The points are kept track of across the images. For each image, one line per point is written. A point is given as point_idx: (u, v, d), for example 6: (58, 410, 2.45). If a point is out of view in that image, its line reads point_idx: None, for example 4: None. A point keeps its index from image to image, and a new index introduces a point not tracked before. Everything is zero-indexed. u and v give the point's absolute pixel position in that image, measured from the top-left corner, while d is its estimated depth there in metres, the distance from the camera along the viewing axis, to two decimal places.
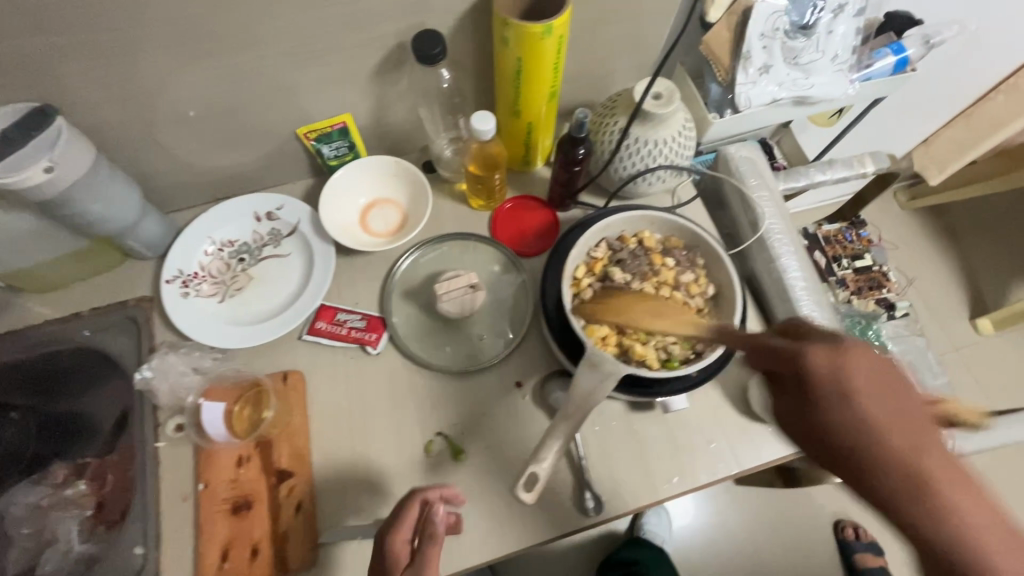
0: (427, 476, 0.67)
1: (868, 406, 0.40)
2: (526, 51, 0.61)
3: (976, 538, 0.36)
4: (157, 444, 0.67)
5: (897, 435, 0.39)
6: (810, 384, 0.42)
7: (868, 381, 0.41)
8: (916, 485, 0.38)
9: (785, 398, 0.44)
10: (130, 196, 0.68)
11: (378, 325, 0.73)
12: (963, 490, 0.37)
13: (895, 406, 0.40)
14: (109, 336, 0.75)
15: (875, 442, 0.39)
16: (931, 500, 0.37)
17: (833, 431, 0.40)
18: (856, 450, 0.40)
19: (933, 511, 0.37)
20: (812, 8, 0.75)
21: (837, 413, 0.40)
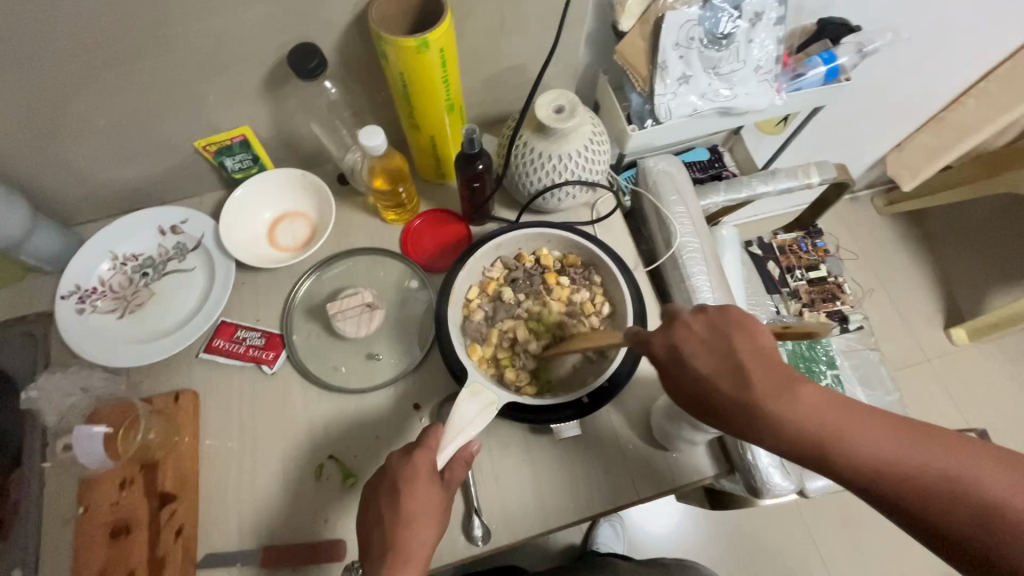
0: (314, 501, 0.65)
1: (734, 356, 0.42)
2: (407, 65, 0.59)
3: (854, 439, 0.40)
4: (44, 463, 0.66)
5: (760, 379, 0.42)
6: (683, 352, 0.44)
7: (727, 338, 0.43)
8: (792, 411, 0.41)
9: (670, 377, 0.45)
10: (16, 211, 0.67)
11: (277, 343, 0.72)
12: (824, 406, 0.41)
13: (754, 348, 0.42)
14: (6, 352, 0.73)
15: (750, 391, 0.42)
16: (807, 420, 0.41)
17: (713, 392, 0.42)
18: (739, 403, 0.42)
19: (814, 426, 0.41)
20: (728, 17, 0.72)
21: (709, 372, 0.43)
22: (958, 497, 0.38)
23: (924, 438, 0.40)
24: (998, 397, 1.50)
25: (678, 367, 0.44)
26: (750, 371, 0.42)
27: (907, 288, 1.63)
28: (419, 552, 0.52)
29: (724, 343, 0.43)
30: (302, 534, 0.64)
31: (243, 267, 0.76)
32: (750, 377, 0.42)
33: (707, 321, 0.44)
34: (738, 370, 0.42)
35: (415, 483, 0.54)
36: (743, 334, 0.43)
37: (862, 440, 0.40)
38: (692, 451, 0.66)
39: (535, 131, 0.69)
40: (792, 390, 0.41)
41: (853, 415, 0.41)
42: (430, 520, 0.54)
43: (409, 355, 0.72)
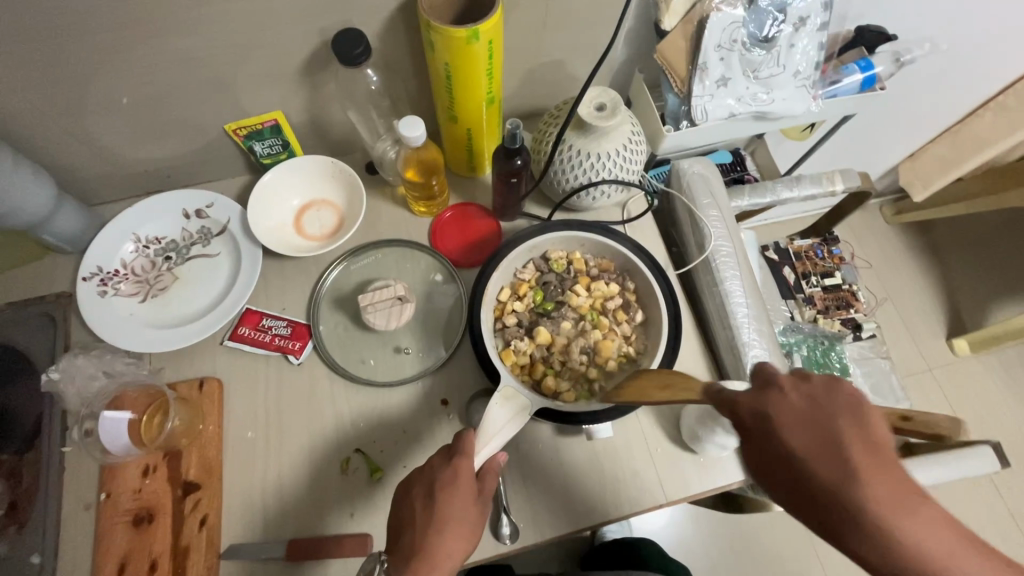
0: (340, 495, 0.64)
1: (846, 444, 0.35)
2: (453, 55, 0.58)
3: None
4: (64, 448, 0.65)
5: (878, 485, 0.34)
6: (775, 423, 0.37)
7: (833, 416, 0.36)
8: (915, 542, 0.33)
9: (747, 444, 0.38)
10: (40, 189, 0.65)
11: (303, 333, 0.71)
12: (949, 541, 0.33)
13: (871, 444, 0.35)
14: (24, 333, 0.72)
15: (866, 497, 0.33)
16: (927, 552, 0.33)
17: (814, 482, 0.35)
18: (848, 510, 0.34)
19: (936, 564, 0.33)
20: (772, 20, 0.71)
21: (808, 454, 0.35)
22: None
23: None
24: (997, 408, 1.52)
25: (765, 437, 0.37)
26: (869, 474, 0.34)
27: (913, 298, 1.64)
28: (446, 562, 0.52)
29: (830, 422, 0.36)
30: (327, 527, 0.63)
31: (269, 254, 0.75)
32: (865, 478, 0.34)
33: (810, 388, 0.38)
34: (853, 468, 0.34)
35: (452, 490, 0.54)
36: (854, 419, 0.36)
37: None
38: (720, 455, 0.66)
39: (574, 129, 0.68)
40: (916, 507, 0.34)
41: (981, 561, 0.33)
42: (462, 531, 0.54)
43: (437, 351, 0.71)
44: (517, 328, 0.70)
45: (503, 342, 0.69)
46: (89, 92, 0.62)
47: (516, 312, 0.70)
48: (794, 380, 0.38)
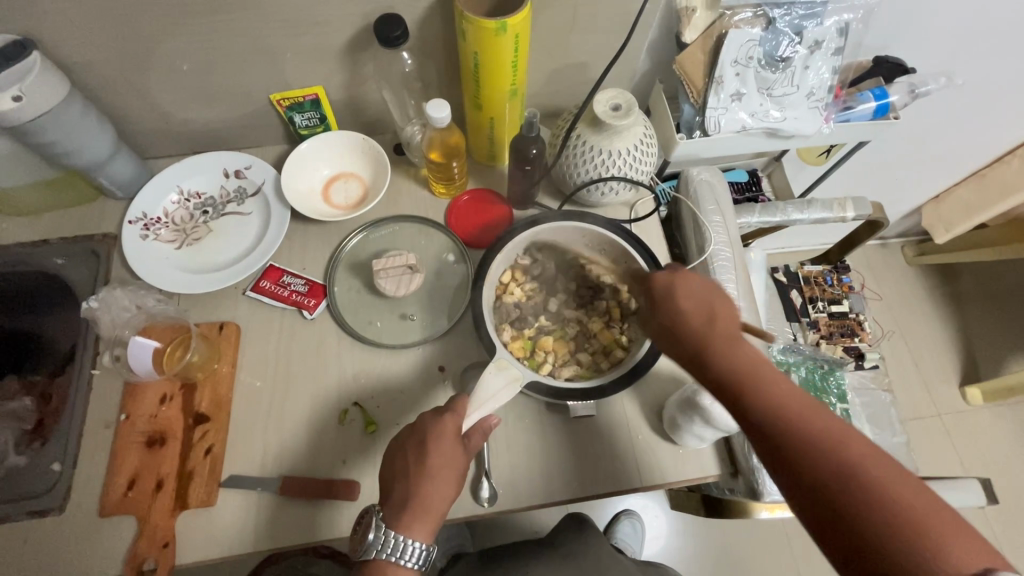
0: (334, 442, 0.69)
1: (706, 306, 0.51)
2: (481, 45, 0.63)
3: (783, 407, 0.47)
4: (93, 371, 0.71)
5: (719, 329, 0.51)
6: (675, 292, 0.53)
7: (703, 290, 0.52)
8: (744, 368, 0.49)
9: (651, 310, 0.54)
10: (103, 135, 0.72)
11: (318, 292, 0.76)
12: (763, 369, 0.49)
13: (723, 309, 0.52)
14: (69, 265, 0.78)
15: (708, 332, 0.51)
16: (745, 373, 0.49)
17: (676, 326, 0.52)
18: (694, 339, 0.51)
19: (754, 380, 0.48)
20: (788, 42, 0.75)
21: (680, 310, 0.52)
22: (839, 475, 0.43)
23: (842, 432, 0.46)
24: (1005, 462, 1.48)
25: (664, 302, 0.53)
26: (715, 321, 0.51)
27: (927, 341, 1.62)
28: (436, 506, 0.56)
29: (700, 295, 0.52)
30: (320, 470, 0.67)
31: (296, 218, 0.81)
32: (713, 325, 0.51)
33: (692, 275, 0.54)
34: (704, 316, 0.51)
35: (442, 443, 0.57)
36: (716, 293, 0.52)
37: (788, 407, 0.47)
38: (698, 447, 0.68)
39: (589, 126, 0.73)
40: (740, 346, 0.50)
41: (787, 388, 0.48)
42: (450, 480, 0.56)
43: (439, 321, 0.76)
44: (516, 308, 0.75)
45: (500, 315, 0.74)
46: (155, 53, 0.69)
47: (517, 292, 0.75)
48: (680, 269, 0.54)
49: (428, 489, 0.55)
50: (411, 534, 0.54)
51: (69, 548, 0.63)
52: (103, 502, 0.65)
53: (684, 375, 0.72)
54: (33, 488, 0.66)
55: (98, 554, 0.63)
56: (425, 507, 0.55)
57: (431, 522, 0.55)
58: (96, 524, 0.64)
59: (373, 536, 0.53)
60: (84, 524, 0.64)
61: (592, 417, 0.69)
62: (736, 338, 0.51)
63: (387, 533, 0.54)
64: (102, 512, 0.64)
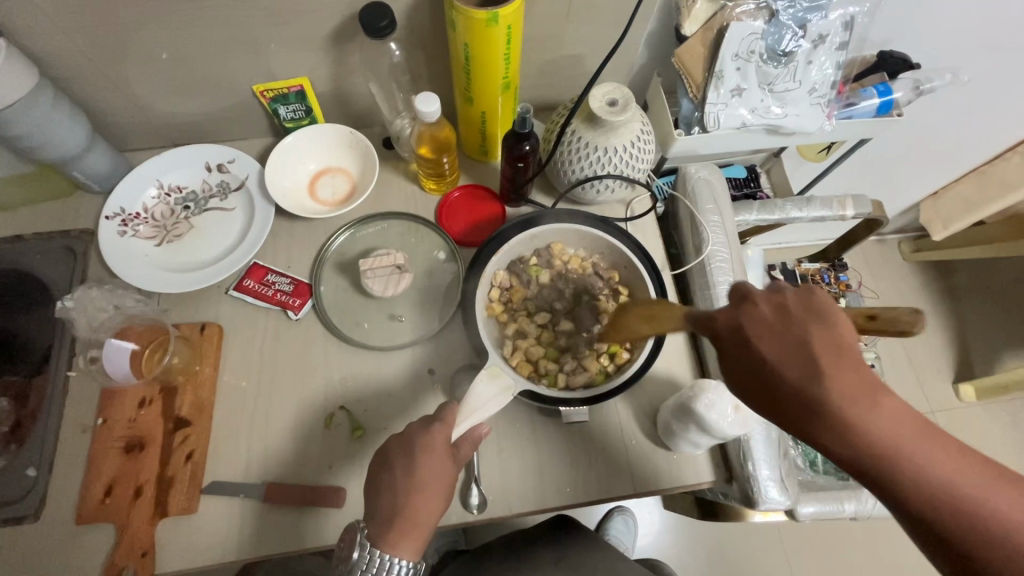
0: (320, 448, 0.67)
1: (814, 351, 0.41)
2: (473, 36, 0.60)
3: (923, 464, 0.40)
4: (69, 373, 0.69)
5: (837, 377, 0.41)
6: (751, 334, 0.43)
7: (805, 329, 0.42)
8: (869, 419, 0.41)
9: (727, 355, 0.44)
10: (76, 127, 0.69)
11: (304, 291, 0.74)
12: (887, 420, 0.41)
13: (830, 343, 0.42)
14: (44, 263, 0.75)
15: (822, 387, 0.41)
16: (873, 430, 0.41)
17: (787, 386, 0.41)
18: (813, 400, 0.41)
19: (881, 432, 0.41)
20: (791, 35, 0.72)
21: (778, 362, 0.42)
22: (977, 520, 0.39)
23: (975, 468, 0.41)
24: (996, 458, 1.49)
25: (745, 347, 0.43)
26: (828, 369, 0.41)
27: (922, 337, 1.61)
28: (424, 519, 0.54)
29: (805, 337, 0.42)
30: (305, 476, 0.65)
31: (281, 214, 0.78)
32: (830, 375, 0.41)
33: (784, 306, 0.43)
34: (814, 364, 0.41)
35: (430, 454, 0.55)
36: (819, 328, 0.42)
37: (921, 454, 0.41)
38: (693, 453, 0.67)
39: (585, 121, 0.70)
40: (867, 394, 0.41)
41: (916, 433, 0.41)
42: (438, 492, 0.55)
43: (429, 322, 0.74)
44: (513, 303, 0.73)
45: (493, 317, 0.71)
46: (129, 42, 0.66)
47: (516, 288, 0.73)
48: (772, 302, 0.44)
49: (416, 503, 0.54)
50: (398, 551, 0.52)
51: (45, 556, 0.61)
52: (80, 510, 0.63)
53: (679, 380, 0.71)
54: (7, 495, 0.63)
55: (76, 562, 0.61)
56: (412, 521, 0.54)
57: (418, 537, 0.54)
58: (73, 532, 0.62)
59: (358, 553, 0.52)
60: (60, 533, 0.62)
61: (585, 422, 0.68)
62: (866, 386, 0.41)
63: (373, 551, 0.52)
64: (78, 520, 0.62)
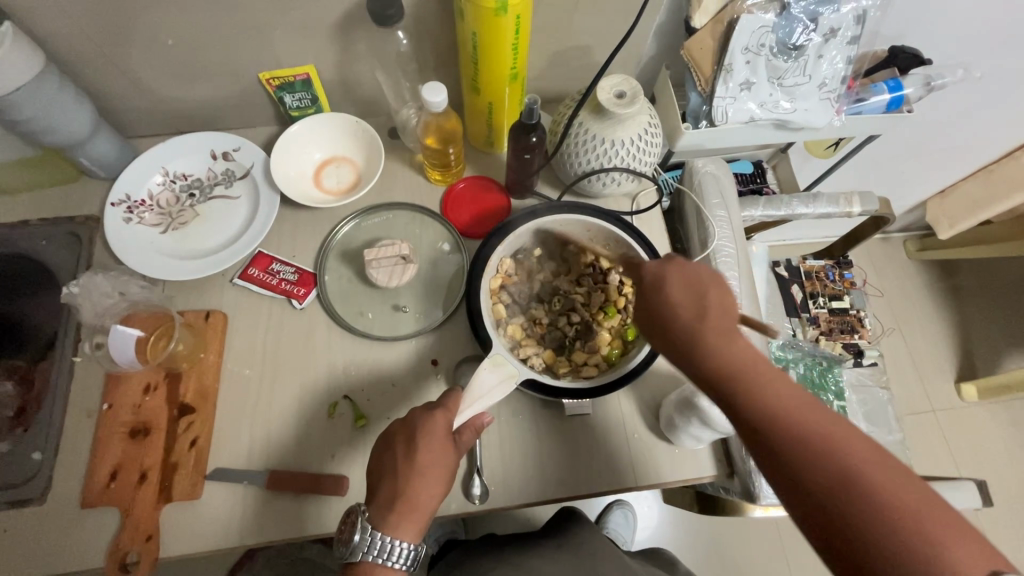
0: (323, 436, 0.67)
1: (703, 302, 0.47)
2: (481, 25, 0.60)
3: (768, 402, 0.45)
4: (74, 357, 0.69)
5: (714, 319, 0.47)
6: (664, 284, 0.49)
7: (707, 282, 0.48)
8: (719, 357, 0.46)
9: (642, 304, 0.50)
10: (81, 112, 0.69)
11: (309, 281, 0.74)
12: (758, 363, 0.46)
13: (720, 301, 0.47)
14: (49, 247, 0.76)
15: (702, 324, 0.47)
16: (741, 365, 0.46)
17: (674, 323, 0.48)
18: (687, 334, 0.47)
19: (727, 369, 0.46)
20: (802, 28, 0.71)
21: (671, 306, 0.48)
22: (843, 484, 0.41)
23: (823, 416, 0.44)
24: (997, 458, 1.49)
25: (653, 295, 0.49)
26: (708, 317, 0.47)
27: (925, 337, 1.61)
28: (425, 504, 0.54)
29: (699, 288, 0.48)
30: (307, 464, 0.66)
31: (286, 202, 0.78)
32: (709, 317, 0.47)
33: (695, 269, 0.49)
34: (700, 310, 0.47)
35: (431, 441, 0.55)
36: (716, 289, 0.47)
37: (780, 394, 0.45)
38: (695, 448, 0.67)
39: (593, 113, 0.70)
40: (736, 339, 0.46)
41: (787, 384, 0.46)
42: (439, 478, 0.55)
43: (433, 313, 0.74)
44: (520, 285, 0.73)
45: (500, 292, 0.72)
46: (134, 27, 0.65)
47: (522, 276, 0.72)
48: (688, 262, 0.50)
49: (416, 489, 0.54)
50: (398, 534, 0.53)
51: (51, 539, 0.62)
52: (85, 493, 0.63)
53: (682, 375, 0.71)
54: (13, 477, 0.64)
55: (80, 545, 0.61)
56: (412, 507, 0.54)
57: (419, 522, 0.54)
58: (78, 515, 0.63)
59: (360, 536, 0.52)
60: (65, 515, 0.63)
61: (588, 414, 0.68)
62: (731, 336, 0.47)
63: (374, 534, 0.52)
64: (83, 503, 0.63)
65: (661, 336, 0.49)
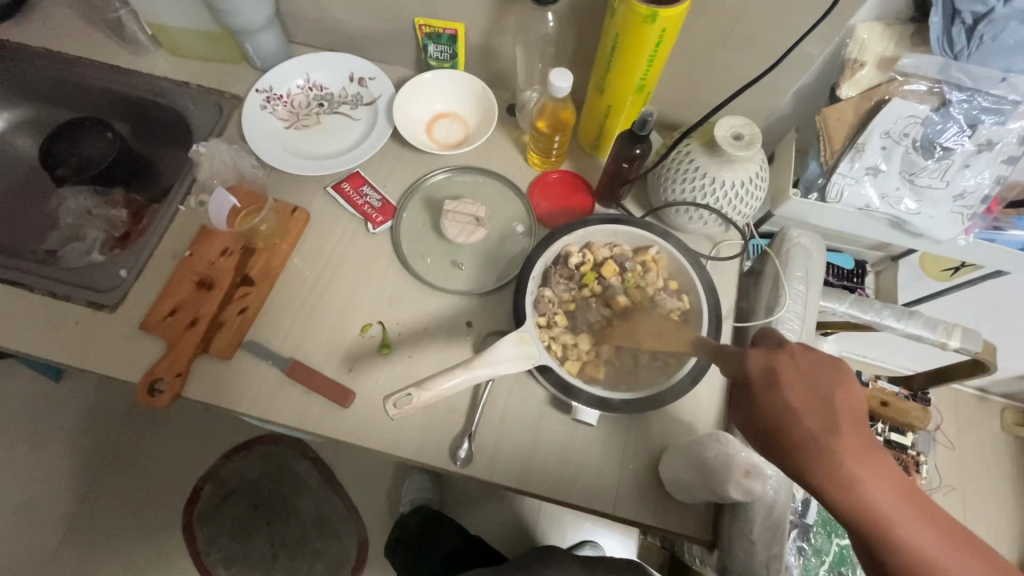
0: (349, 350, 0.71)
1: (829, 404, 0.44)
2: (627, 28, 0.62)
3: (903, 529, 0.42)
4: (179, 207, 0.78)
5: (847, 433, 0.43)
6: (781, 380, 0.45)
7: (827, 379, 0.45)
8: (863, 481, 0.42)
9: (754, 392, 0.46)
10: (262, 6, 0.78)
11: (389, 211, 0.79)
12: (890, 488, 0.43)
13: (849, 402, 0.44)
14: (197, 112, 0.86)
15: (831, 440, 0.43)
16: (875, 496, 0.42)
17: (791, 425, 0.44)
18: (816, 451, 0.43)
19: (874, 500, 0.42)
20: (956, 131, 0.66)
21: (799, 409, 0.44)
22: None
23: (943, 530, 0.43)
24: None
25: (769, 390, 0.45)
26: (841, 424, 0.43)
27: (993, 519, 1.42)
28: None
29: (823, 387, 0.45)
30: (326, 370, 0.70)
31: (395, 138, 0.84)
32: (839, 428, 0.43)
33: (813, 360, 0.46)
34: (828, 418, 0.44)
35: None
36: (840, 385, 0.45)
37: (909, 524, 0.42)
38: (684, 503, 0.65)
39: (704, 146, 0.70)
40: (869, 459, 0.43)
41: (910, 509, 0.43)
42: None
43: (484, 280, 0.76)
44: (568, 272, 0.70)
45: (544, 274, 0.70)
46: None
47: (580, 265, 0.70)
48: (805, 354, 0.47)
49: None
50: None
51: (105, 345, 0.71)
52: (146, 317, 0.72)
53: (699, 428, 0.68)
54: (100, 283, 0.74)
55: (128, 359, 0.70)
56: None
57: None
58: (133, 334, 0.71)
59: None
60: (123, 329, 0.71)
61: (594, 429, 0.68)
62: (870, 449, 0.43)
63: None
64: (142, 325, 0.71)
65: (777, 448, 0.45)
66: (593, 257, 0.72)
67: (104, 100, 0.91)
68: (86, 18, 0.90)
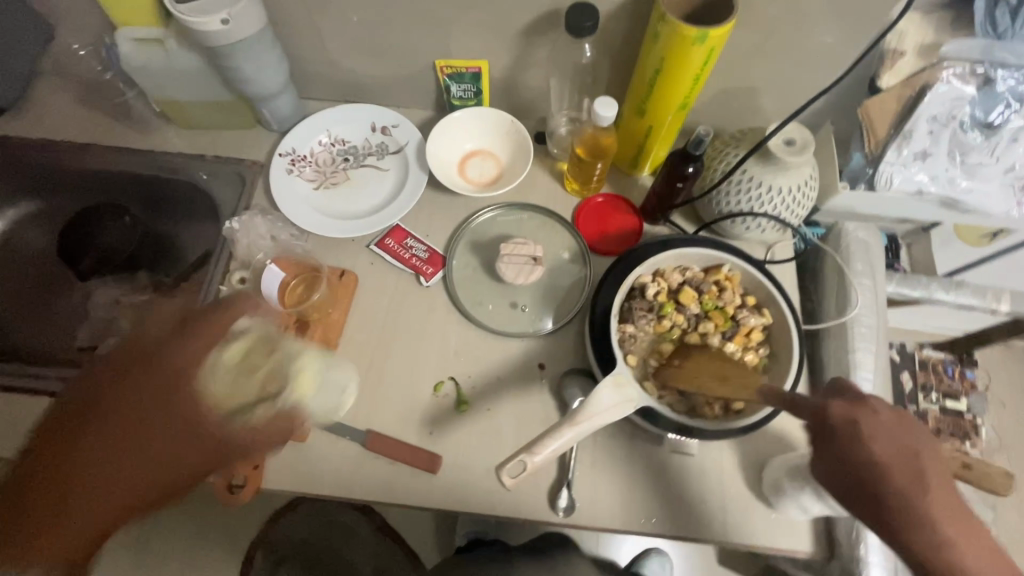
0: (425, 412, 0.69)
1: (916, 459, 0.42)
2: (672, 52, 0.61)
3: None
4: (220, 288, 0.75)
5: (936, 491, 0.41)
6: (866, 434, 0.43)
7: (911, 438, 0.43)
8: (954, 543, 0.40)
9: (827, 440, 0.45)
10: (278, 70, 0.75)
11: (438, 261, 0.77)
12: (984, 559, 0.40)
13: (935, 459, 0.43)
14: (218, 184, 0.83)
15: (918, 495, 0.41)
16: (971, 563, 0.40)
17: (874, 478, 0.42)
18: (901, 504, 0.41)
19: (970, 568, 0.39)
20: (1003, 107, 0.66)
21: (881, 461, 0.42)
22: None
23: None
24: None
25: (851, 440, 0.43)
26: (927, 479, 0.42)
27: None
28: None
29: (908, 444, 0.43)
30: (406, 436, 0.68)
31: (429, 184, 0.82)
32: (926, 484, 0.41)
33: (896, 414, 0.44)
34: (916, 472, 0.42)
35: None
36: (930, 446, 0.43)
37: None
38: (795, 519, 0.64)
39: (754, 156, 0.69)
40: (959, 519, 0.41)
41: None
42: None
43: (548, 318, 0.74)
44: (646, 304, 0.69)
45: (623, 311, 0.69)
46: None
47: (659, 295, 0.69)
48: (889, 409, 0.44)
49: None
50: None
51: None
52: None
53: (792, 439, 0.68)
54: None
55: None
56: None
57: None
58: None
59: None
60: None
61: (690, 456, 0.66)
62: (958, 510, 0.41)
63: None
64: None
65: (857, 497, 0.43)
66: (665, 284, 0.70)
67: (112, 184, 0.87)
68: (84, 102, 0.86)
